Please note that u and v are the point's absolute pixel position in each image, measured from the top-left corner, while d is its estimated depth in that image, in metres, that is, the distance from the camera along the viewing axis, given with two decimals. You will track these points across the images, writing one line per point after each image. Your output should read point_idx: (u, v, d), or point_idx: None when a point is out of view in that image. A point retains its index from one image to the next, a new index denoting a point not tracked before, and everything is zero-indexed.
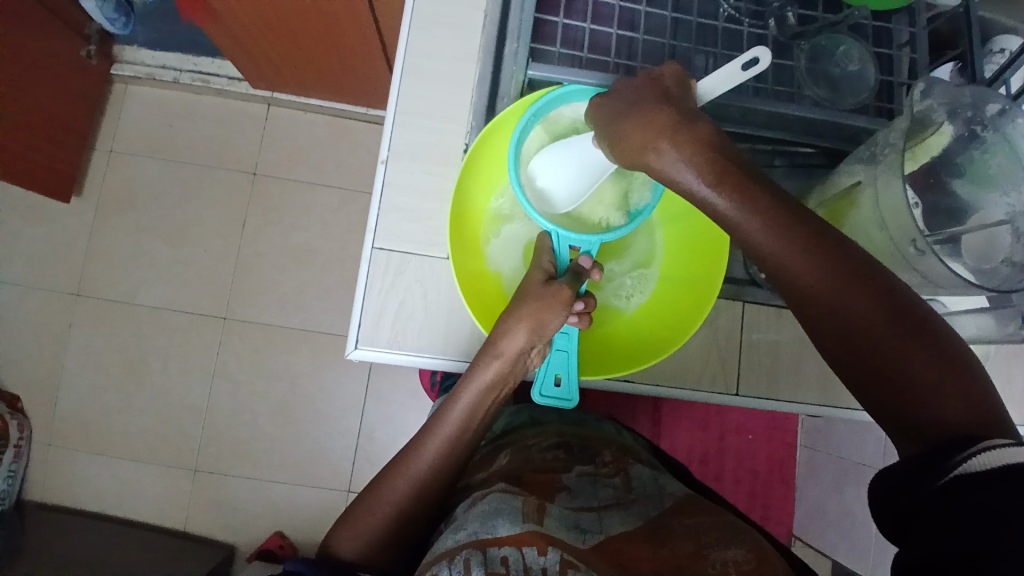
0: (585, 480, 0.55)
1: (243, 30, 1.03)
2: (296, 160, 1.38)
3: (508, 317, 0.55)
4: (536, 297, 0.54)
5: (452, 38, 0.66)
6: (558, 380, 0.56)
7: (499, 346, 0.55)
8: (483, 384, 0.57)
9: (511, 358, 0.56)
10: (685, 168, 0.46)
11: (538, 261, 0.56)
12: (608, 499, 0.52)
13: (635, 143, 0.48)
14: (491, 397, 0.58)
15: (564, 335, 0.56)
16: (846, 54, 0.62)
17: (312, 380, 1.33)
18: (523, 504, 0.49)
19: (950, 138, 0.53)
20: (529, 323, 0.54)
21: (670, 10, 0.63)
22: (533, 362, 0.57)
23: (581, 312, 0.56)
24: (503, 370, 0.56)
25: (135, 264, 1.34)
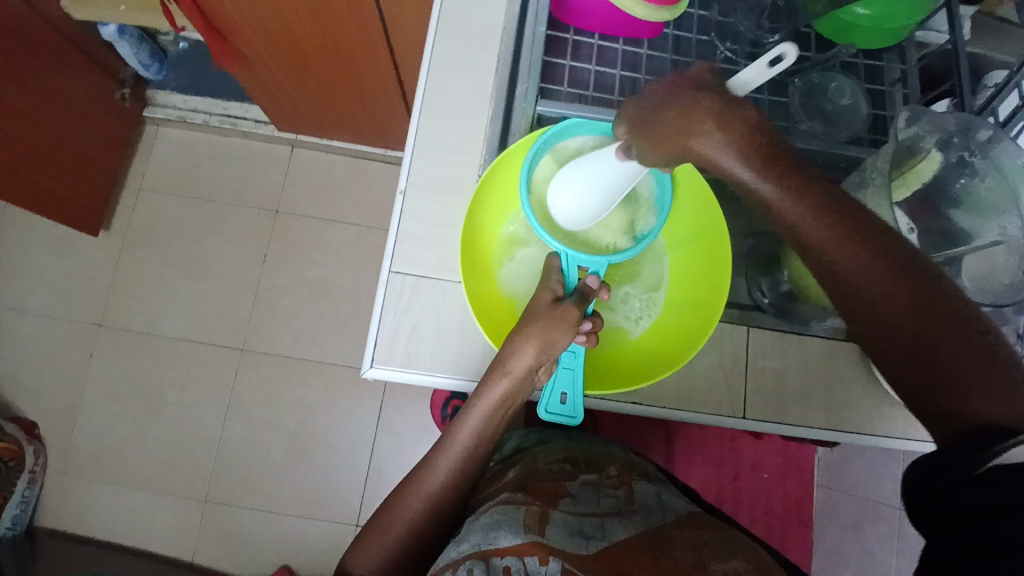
0: (588, 489, 0.55)
1: (269, 76, 1.09)
2: (316, 199, 1.44)
3: (518, 336, 0.57)
4: (543, 316, 0.56)
5: (466, 78, 0.70)
6: (563, 398, 0.57)
7: (508, 364, 0.57)
8: (493, 403, 0.58)
9: (521, 375, 0.57)
10: (727, 153, 0.47)
11: (547, 282, 0.58)
12: (611, 508, 0.53)
13: (677, 129, 0.48)
14: (502, 416, 0.59)
15: (571, 354, 0.58)
16: (838, 89, 0.65)
17: (325, 412, 1.35)
18: (526, 514, 0.49)
19: (938, 164, 0.56)
20: (538, 342, 0.56)
21: (670, 53, 0.67)
22: (541, 378, 0.59)
23: (589, 332, 0.57)
24: (511, 388, 0.58)
25: (157, 296, 1.39)
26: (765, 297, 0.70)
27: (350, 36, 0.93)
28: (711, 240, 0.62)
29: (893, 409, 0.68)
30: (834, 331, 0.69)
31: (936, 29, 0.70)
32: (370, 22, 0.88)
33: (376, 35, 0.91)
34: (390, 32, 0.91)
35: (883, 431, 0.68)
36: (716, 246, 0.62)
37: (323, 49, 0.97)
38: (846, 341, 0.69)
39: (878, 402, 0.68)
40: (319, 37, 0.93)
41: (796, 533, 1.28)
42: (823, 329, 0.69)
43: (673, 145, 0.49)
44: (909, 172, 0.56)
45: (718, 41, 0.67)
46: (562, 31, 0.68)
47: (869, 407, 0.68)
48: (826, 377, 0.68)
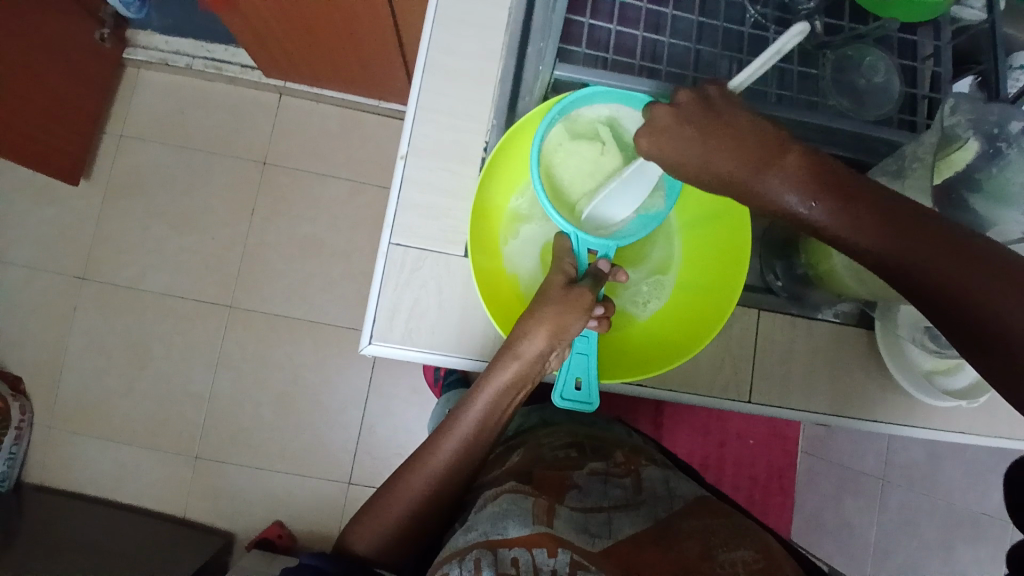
0: (596, 479, 0.54)
1: (263, 21, 1.02)
2: (307, 151, 1.38)
3: (529, 320, 0.55)
4: (557, 300, 0.54)
5: (476, 36, 0.66)
6: (578, 384, 0.56)
7: (518, 348, 0.55)
8: (501, 386, 0.57)
9: (528, 361, 0.56)
10: (788, 191, 0.47)
11: (559, 264, 0.56)
12: (619, 500, 0.52)
13: (690, 154, 0.51)
14: (509, 399, 0.58)
15: (584, 338, 0.56)
16: (872, 64, 0.62)
17: (316, 371, 1.33)
18: (534, 505, 0.48)
19: (974, 155, 0.53)
20: (550, 327, 0.54)
21: (696, 15, 0.63)
22: (551, 365, 0.57)
23: (601, 317, 0.56)
24: (521, 372, 0.56)
25: (142, 249, 1.34)
26: (778, 281, 0.68)
27: None
28: (727, 227, 0.60)
29: (896, 395, 0.68)
30: (844, 316, 0.68)
31: (971, 4, 0.65)
32: None
33: None
34: None
35: (884, 417, 0.68)
36: (730, 234, 0.60)
37: None
38: (857, 326, 0.68)
39: (883, 386, 0.68)
40: None
41: (779, 500, 1.31)
42: (833, 314, 0.68)
43: (700, 166, 0.51)
44: (946, 160, 0.54)
45: (748, 4, 0.64)
46: None
47: (874, 393, 0.68)
48: (833, 362, 0.67)
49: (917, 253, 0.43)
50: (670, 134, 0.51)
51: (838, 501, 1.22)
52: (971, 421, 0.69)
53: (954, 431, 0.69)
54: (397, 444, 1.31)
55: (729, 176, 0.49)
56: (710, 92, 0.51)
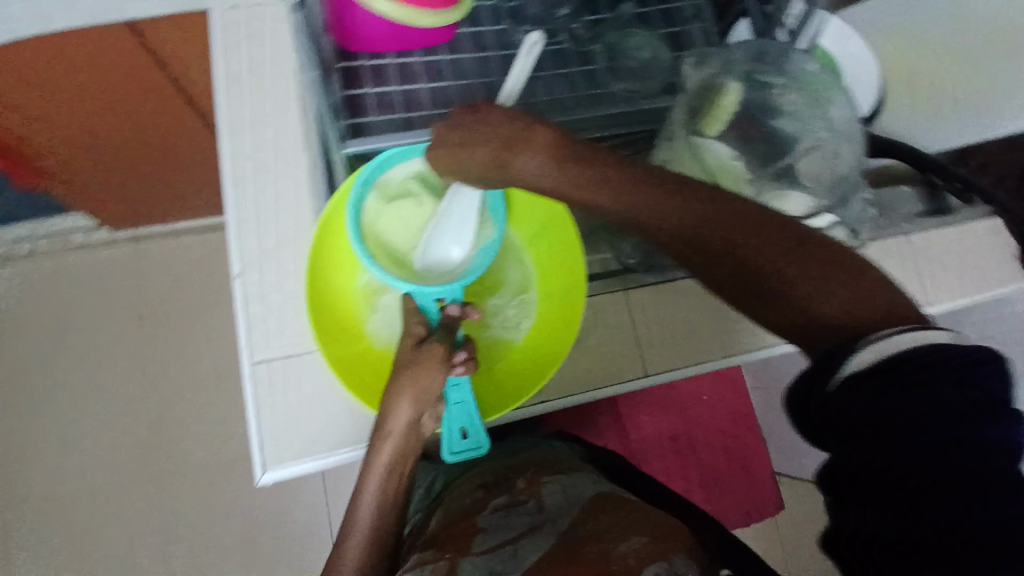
0: (499, 514, 0.53)
1: (79, 166, 0.99)
2: (184, 288, 1.34)
3: (390, 395, 0.53)
4: (410, 363, 0.53)
5: (269, 128, 0.62)
6: (464, 433, 0.55)
7: (386, 425, 0.53)
8: (386, 466, 0.54)
9: (402, 433, 0.54)
10: (543, 173, 0.48)
11: (408, 325, 0.56)
12: (523, 529, 0.51)
13: (460, 160, 0.51)
14: (400, 475, 0.55)
15: (456, 386, 0.55)
16: (636, 44, 0.67)
17: (268, 501, 1.26)
18: (434, 573, 0.47)
19: (740, 94, 0.59)
20: (413, 393, 0.53)
21: (470, 52, 0.67)
22: (428, 426, 0.55)
23: (466, 361, 0.55)
24: (401, 447, 0.54)
25: (44, 451, 1.25)
26: (632, 259, 0.72)
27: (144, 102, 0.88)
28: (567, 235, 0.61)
29: None
30: None
31: None
32: (158, 82, 0.84)
33: (169, 92, 0.87)
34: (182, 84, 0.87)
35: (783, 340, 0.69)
36: (567, 246, 0.61)
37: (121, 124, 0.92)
38: None
39: None
40: (110, 113, 0.88)
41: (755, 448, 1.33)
42: None
43: (471, 166, 0.51)
44: (720, 106, 0.58)
45: (514, 28, 0.67)
46: (354, 59, 0.64)
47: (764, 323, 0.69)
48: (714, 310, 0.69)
49: (719, 229, 0.47)
50: (444, 146, 0.51)
51: None
52: None
53: None
54: None
55: (491, 170, 0.50)
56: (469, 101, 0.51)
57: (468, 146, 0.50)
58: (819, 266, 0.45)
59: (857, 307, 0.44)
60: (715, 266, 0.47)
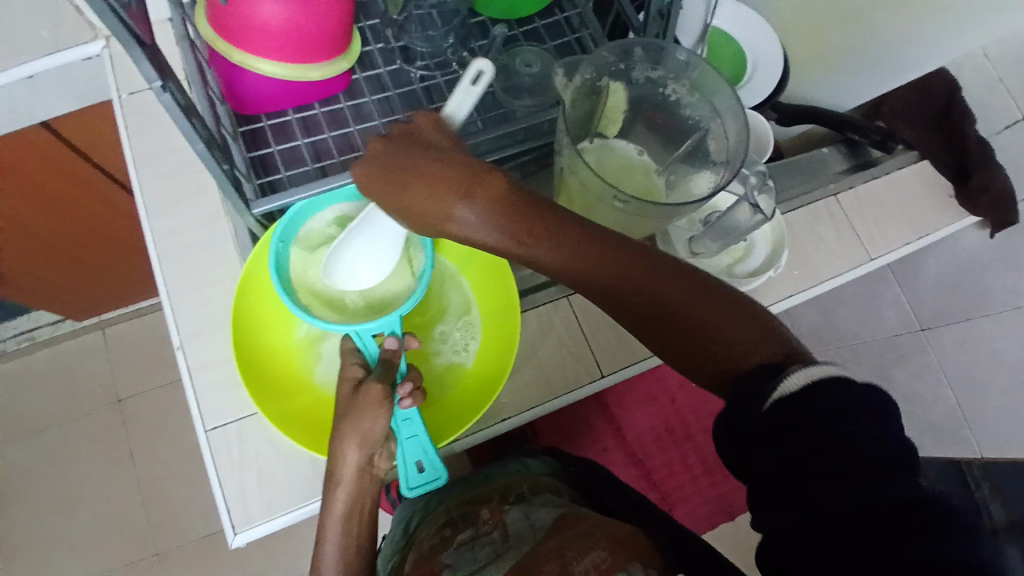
0: (462, 550, 0.52)
1: (23, 267, 1.01)
2: (156, 367, 1.34)
3: (337, 440, 0.52)
4: (348, 409, 0.51)
5: (194, 206, 0.68)
6: (420, 467, 0.53)
7: (338, 472, 0.52)
8: (342, 517, 0.52)
9: (354, 479, 0.52)
10: (484, 225, 0.44)
11: (344, 369, 0.54)
12: (486, 559, 0.50)
13: (397, 198, 0.46)
14: (359, 526, 0.53)
15: (407, 421, 0.53)
16: (524, 60, 0.68)
17: (271, 566, 1.25)
18: None
19: (624, 92, 0.59)
20: (357, 437, 0.51)
21: (368, 95, 0.68)
22: (383, 466, 0.53)
23: (411, 392, 0.53)
24: (357, 492, 0.52)
25: (39, 551, 1.24)
26: None
27: (74, 191, 0.89)
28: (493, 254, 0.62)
29: None
30: None
31: None
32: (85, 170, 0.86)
33: (96, 176, 0.89)
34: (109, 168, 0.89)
35: None
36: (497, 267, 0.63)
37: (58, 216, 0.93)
38: None
39: None
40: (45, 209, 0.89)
41: None
42: None
43: (404, 205, 0.46)
44: (608, 110, 0.59)
45: (407, 66, 0.69)
46: (255, 121, 0.65)
47: None
48: None
49: (642, 279, 0.46)
50: (388, 184, 0.47)
51: None
52: (792, 283, 0.74)
53: (783, 299, 0.73)
54: None
55: (430, 217, 0.45)
56: (420, 129, 0.48)
57: (413, 191, 0.45)
58: (723, 313, 0.46)
59: (775, 353, 0.44)
60: (635, 312, 0.47)
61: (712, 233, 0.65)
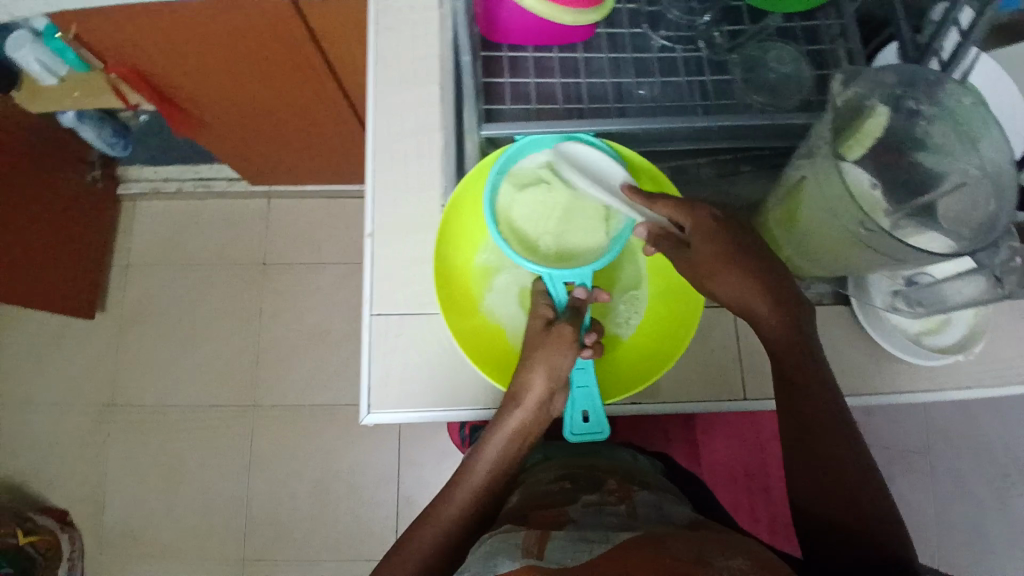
0: (590, 509, 0.56)
1: (231, 130, 1.12)
2: (300, 245, 1.45)
3: (524, 369, 0.57)
4: (541, 344, 0.57)
5: (415, 112, 0.71)
6: (586, 417, 0.57)
7: (519, 396, 0.57)
8: (510, 433, 0.58)
9: (534, 406, 0.57)
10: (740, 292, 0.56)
11: (537, 308, 0.60)
12: (614, 526, 0.53)
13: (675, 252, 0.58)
14: (519, 449, 0.59)
15: (582, 370, 0.58)
16: (777, 57, 0.65)
17: (346, 453, 1.36)
18: (526, 539, 0.51)
19: (888, 119, 0.55)
20: (544, 369, 0.57)
21: (606, 53, 0.66)
22: (557, 406, 0.59)
23: (593, 343, 0.59)
24: (526, 420, 0.58)
25: (162, 367, 1.40)
26: None
27: (297, 77, 0.95)
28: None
29: (892, 365, 0.69)
30: (822, 295, 0.70)
31: None
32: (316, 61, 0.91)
33: (324, 72, 0.94)
34: (337, 66, 0.94)
35: (886, 389, 0.68)
36: None
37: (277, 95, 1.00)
38: (838, 304, 0.70)
39: (874, 359, 0.69)
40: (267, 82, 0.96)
41: None
42: (811, 295, 0.70)
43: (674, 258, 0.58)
44: (862, 131, 0.55)
45: (652, 32, 0.67)
46: (495, 50, 0.66)
47: (870, 367, 0.69)
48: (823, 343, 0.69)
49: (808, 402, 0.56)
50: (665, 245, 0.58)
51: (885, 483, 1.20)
52: (972, 375, 0.69)
53: (956, 388, 0.69)
54: None
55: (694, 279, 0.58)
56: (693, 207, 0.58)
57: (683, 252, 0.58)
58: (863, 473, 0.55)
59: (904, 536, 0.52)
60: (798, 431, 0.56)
61: (916, 296, 0.62)
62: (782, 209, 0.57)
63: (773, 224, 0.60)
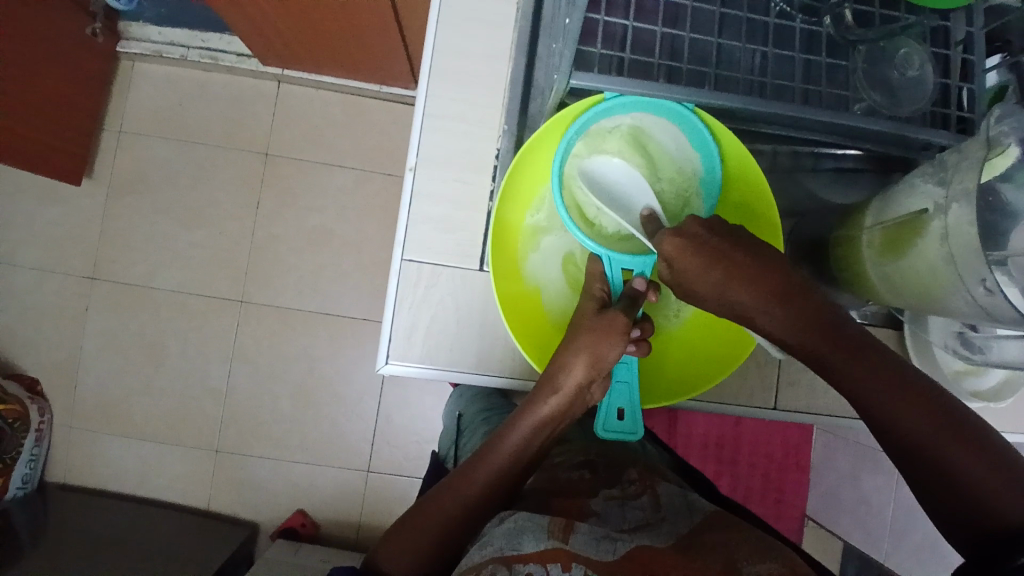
0: (613, 502, 0.55)
1: (253, 7, 0.98)
2: (309, 140, 1.35)
3: (567, 352, 0.55)
4: (592, 328, 0.54)
5: (483, 37, 0.65)
6: (621, 414, 0.56)
7: (558, 382, 0.55)
8: (540, 420, 0.57)
9: (571, 393, 0.55)
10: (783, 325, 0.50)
11: (591, 289, 0.57)
12: (638, 521, 0.52)
13: (703, 277, 0.50)
14: (548, 433, 0.58)
15: (625, 366, 0.57)
16: (906, 58, 0.58)
17: (330, 362, 1.34)
18: (549, 523, 0.50)
19: (1014, 162, 0.45)
20: (588, 357, 0.54)
21: (717, 6, 0.58)
22: (593, 396, 0.56)
23: (638, 339, 0.56)
24: (561, 405, 0.56)
25: (150, 246, 1.33)
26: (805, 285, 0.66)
27: None
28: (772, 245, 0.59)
29: None
30: (873, 316, 0.67)
31: None
32: None
33: None
34: None
35: None
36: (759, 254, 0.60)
37: None
38: (886, 327, 0.67)
39: None
40: None
41: (795, 475, 1.35)
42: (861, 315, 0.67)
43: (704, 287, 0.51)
44: None
45: None
46: None
47: None
48: None
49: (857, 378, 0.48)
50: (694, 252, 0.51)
51: (854, 478, 1.23)
52: (1000, 419, 0.68)
53: None
54: (415, 431, 1.33)
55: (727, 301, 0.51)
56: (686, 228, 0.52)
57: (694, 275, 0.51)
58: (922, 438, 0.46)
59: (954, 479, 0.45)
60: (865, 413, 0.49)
61: (979, 342, 0.57)
62: (880, 232, 0.53)
63: (863, 242, 0.55)
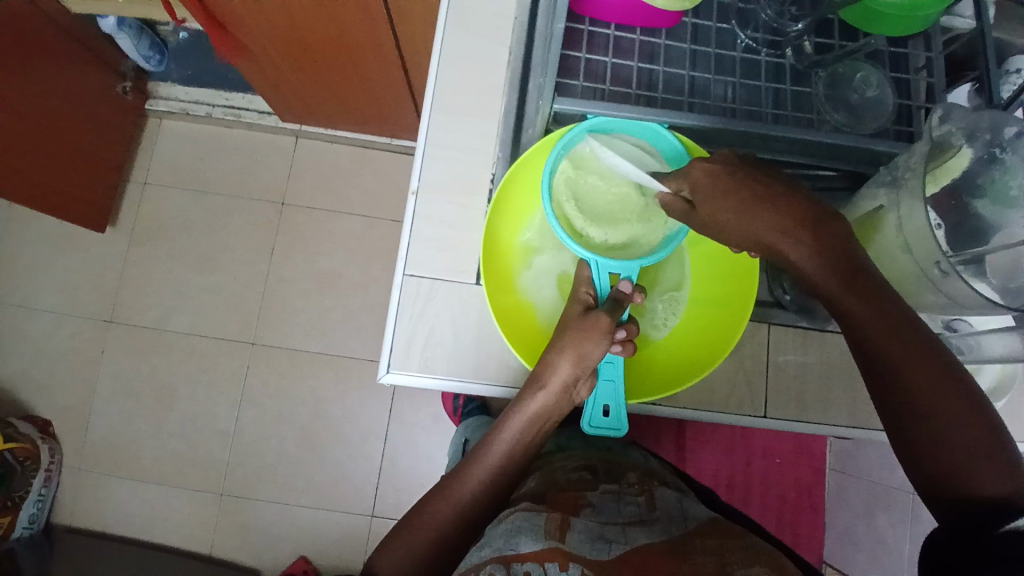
0: (609, 497, 0.56)
1: (273, 68, 1.07)
2: (322, 190, 1.42)
3: (552, 352, 0.59)
4: (578, 327, 0.58)
5: (480, 75, 0.71)
6: (607, 412, 0.59)
7: (543, 379, 0.59)
8: (528, 418, 0.60)
9: (557, 391, 0.59)
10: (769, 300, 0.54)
11: (578, 294, 0.61)
12: (633, 517, 0.54)
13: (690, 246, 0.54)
14: (538, 430, 0.61)
15: (610, 364, 0.60)
16: (864, 80, 0.63)
17: (337, 403, 1.35)
18: (548, 519, 0.51)
19: (967, 160, 0.51)
20: (572, 354, 0.58)
21: (689, 43, 0.64)
22: (580, 393, 0.61)
23: (624, 341, 0.59)
24: (549, 403, 0.59)
25: (166, 291, 1.38)
26: (786, 295, 0.71)
27: (355, 31, 0.92)
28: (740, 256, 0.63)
29: None
30: None
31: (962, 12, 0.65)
32: (377, 21, 0.87)
33: (384, 32, 0.91)
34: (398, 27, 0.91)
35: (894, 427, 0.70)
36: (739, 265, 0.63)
37: (331, 46, 0.97)
38: None
39: None
40: (324, 31, 0.92)
41: (808, 517, 1.32)
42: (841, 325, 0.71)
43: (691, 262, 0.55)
44: (941, 167, 0.51)
45: (738, 29, 0.65)
46: (577, 21, 0.63)
47: None
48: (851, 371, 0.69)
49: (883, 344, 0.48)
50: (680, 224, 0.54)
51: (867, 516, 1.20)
52: None
53: None
54: (419, 472, 1.33)
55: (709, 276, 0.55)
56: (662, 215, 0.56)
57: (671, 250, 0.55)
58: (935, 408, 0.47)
59: (954, 455, 0.46)
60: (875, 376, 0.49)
61: (956, 344, 0.59)
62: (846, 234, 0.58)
63: None
